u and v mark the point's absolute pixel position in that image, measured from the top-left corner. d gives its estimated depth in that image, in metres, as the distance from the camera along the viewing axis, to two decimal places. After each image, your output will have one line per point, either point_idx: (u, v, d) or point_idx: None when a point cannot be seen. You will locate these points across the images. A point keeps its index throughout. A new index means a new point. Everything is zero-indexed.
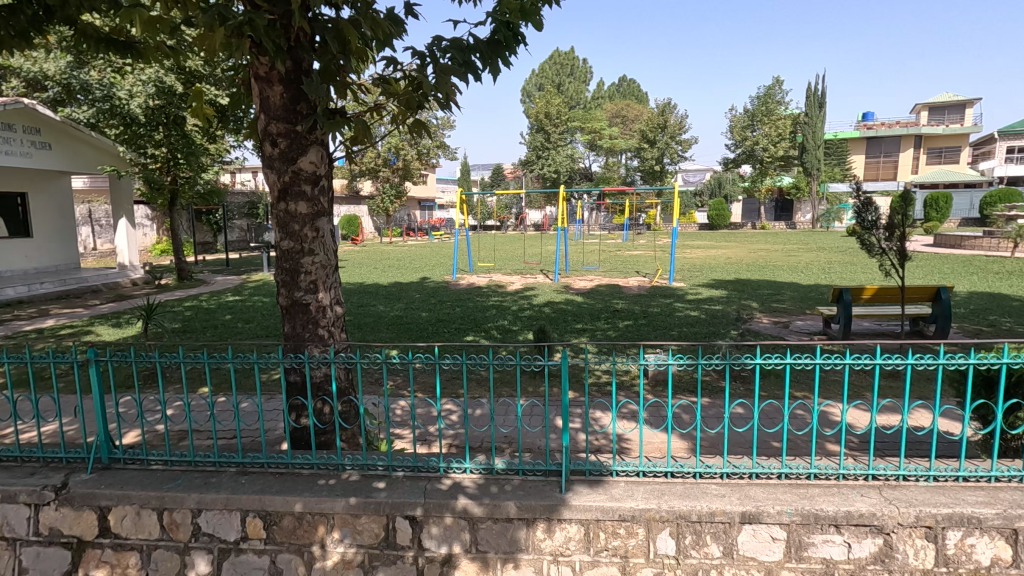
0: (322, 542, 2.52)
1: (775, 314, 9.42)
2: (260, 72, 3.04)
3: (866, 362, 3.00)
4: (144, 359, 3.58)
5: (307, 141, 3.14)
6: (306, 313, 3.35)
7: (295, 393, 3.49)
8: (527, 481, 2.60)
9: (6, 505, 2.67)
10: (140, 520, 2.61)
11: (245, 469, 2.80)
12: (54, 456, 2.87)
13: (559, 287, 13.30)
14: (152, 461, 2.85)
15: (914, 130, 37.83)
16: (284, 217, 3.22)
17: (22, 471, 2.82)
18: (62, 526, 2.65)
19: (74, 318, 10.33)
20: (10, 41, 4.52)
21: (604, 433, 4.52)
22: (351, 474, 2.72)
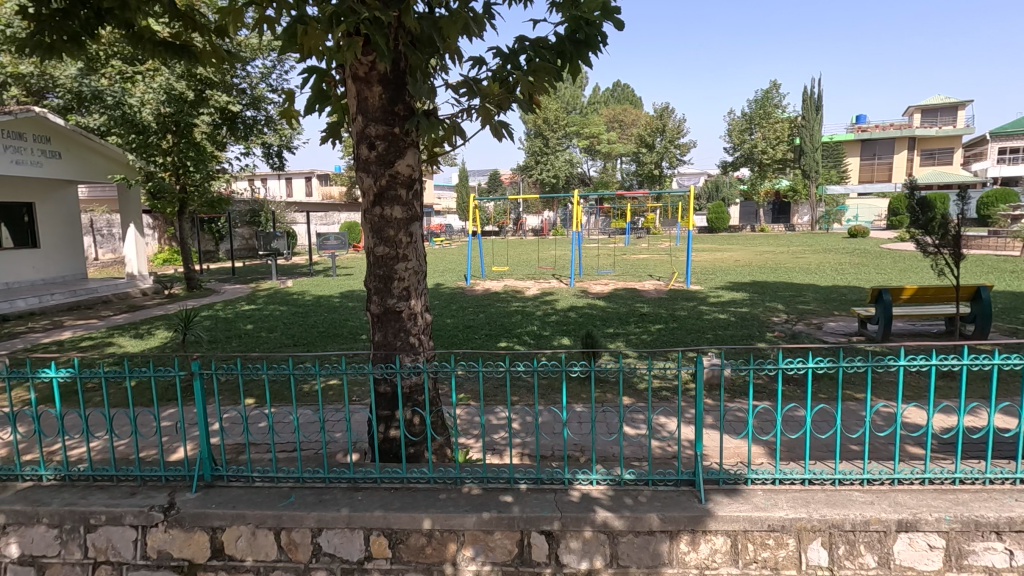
0: (453, 560, 2.43)
1: (805, 315, 9.40)
2: (358, 72, 2.93)
3: (1014, 362, 2.85)
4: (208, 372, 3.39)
5: (404, 144, 3.04)
6: (399, 321, 3.25)
7: (381, 403, 3.36)
8: (659, 492, 2.51)
9: (111, 527, 2.54)
10: (256, 540, 2.49)
11: (356, 484, 2.68)
12: (153, 474, 2.74)
13: (577, 291, 13.26)
14: (256, 477, 2.73)
15: (908, 132, 38.30)
16: (378, 222, 3.11)
17: (121, 491, 2.68)
18: (171, 549, 2.52)
19: (92, 330, 10.09)
20: (63, 46, 4.45)
21: (677, 439, 4.44)
22: (472, 487, 2.62)
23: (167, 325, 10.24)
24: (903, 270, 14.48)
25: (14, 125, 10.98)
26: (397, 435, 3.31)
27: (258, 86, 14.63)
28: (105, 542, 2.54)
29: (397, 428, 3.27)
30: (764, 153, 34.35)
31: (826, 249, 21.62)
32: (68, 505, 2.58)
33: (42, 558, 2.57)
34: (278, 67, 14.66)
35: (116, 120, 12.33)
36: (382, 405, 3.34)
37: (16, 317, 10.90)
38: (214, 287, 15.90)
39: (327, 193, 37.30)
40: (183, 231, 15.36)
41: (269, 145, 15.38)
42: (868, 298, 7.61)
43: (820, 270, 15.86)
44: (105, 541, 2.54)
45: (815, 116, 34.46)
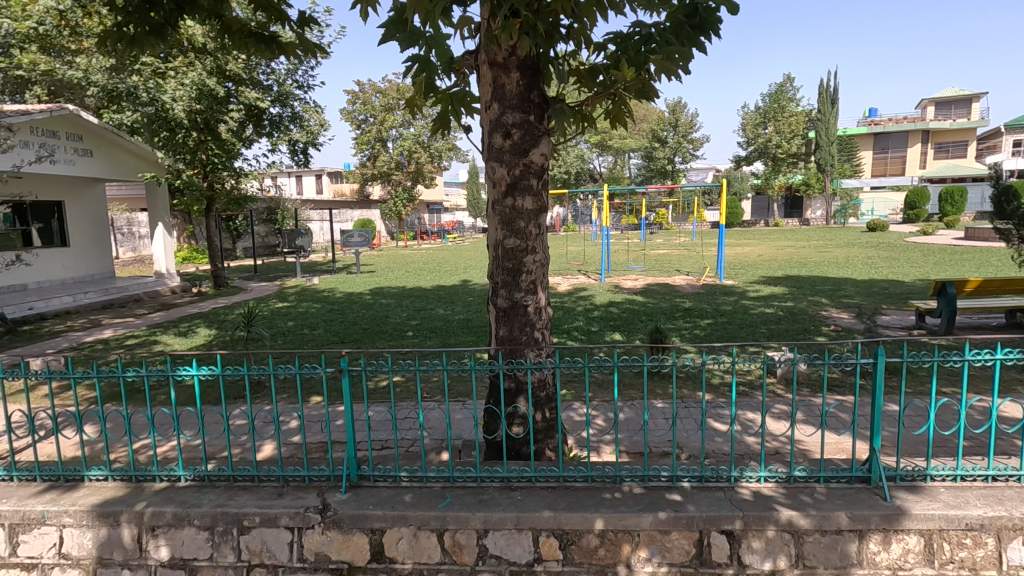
0: (627, 562, 2.34)
1: (854, 309, 9.28)
2: (496, 58, 2.84)
3: None
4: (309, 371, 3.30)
5: (539, 132, 2.93)
6: (525, 315, 3.15)
7: (503, 398, 3.27)
8: (834, 489, 2.43)
9: (265, 529, 2.47)
10: (418, 543, 2.41)
11: (509, 484, 2.60)
12: (296, 475, 2.66)
13: (610, 286, 13.17)
14: (402, 477, 2.65)
15: (922, 124, 38.02)
16: (510, 213, 3.01)
17: (267, 492, 2.61)
18: (329, 551, 2.44)
19: (132, 329, 10.03)
20: (146, 38, 4.30)
21: (775, 435, 4.34)
22: (633, 486, 2.55)
23: (207, 324, 10.18)
24: (937, 263, 14.34)
25: (48, 123, 10.89)
26: (521, 432, 3.21)
27: (286, 82, 14.57)
28: (260, 544, 2.47)
29: (522, 425, 3.19)
30: (778, 147, 34.12)
31: (850, 243, 21.38)
32: (220, 506, 2.51)
33: (193, 561, 2.50)
34: (305, 63, 14.61)
35: (148, 116, 12.18)
36: (505, 401, 3.24)
37: (53, 315, 10.84)
38: (240, 284, 15.85)
39: (338, 191, 37.19)
40: (210, 229, 15.32)
41: (295, 142, 15.26)
42: (930, 291, 7.49)
43: (850, 263, 15.73)
44: (259, 544, 2.46)
45: (830, 109, 34.22)
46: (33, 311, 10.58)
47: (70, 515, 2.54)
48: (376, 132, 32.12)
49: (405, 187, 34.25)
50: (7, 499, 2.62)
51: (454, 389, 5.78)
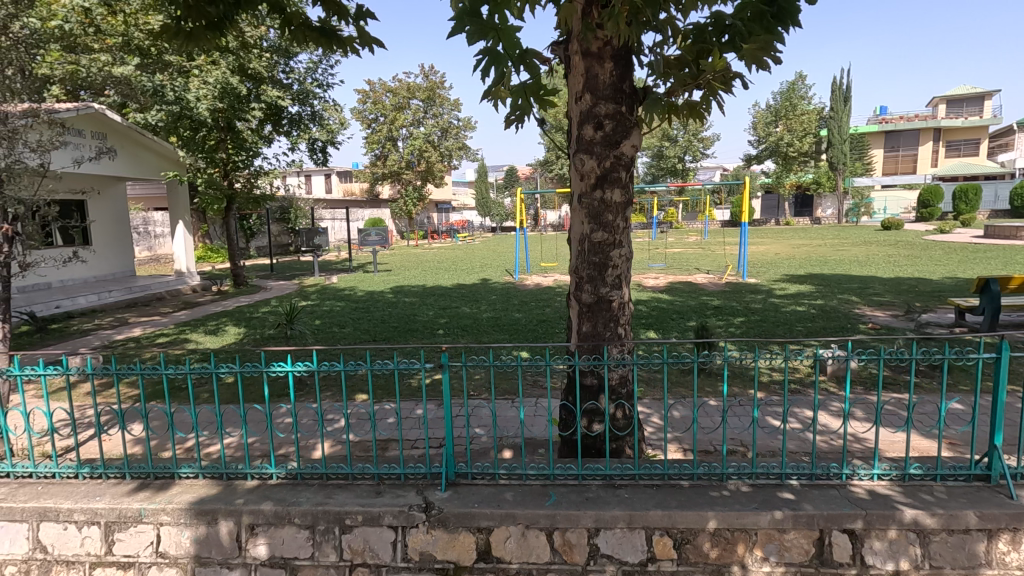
0: (743, 561, 2.28)
1: (887, 307, 9.19)
2: (590, 47, 2.77)
3: None
4: (385, 367, 3.27)
5: (630, 123, 2.88)
6: (610, 310, 3.10)
7: (584, 394, 3.22)
8: (952, 487, 2.37)
9: (368, 527, 2.43)
10: (526, 541, 2.36)
11: (611, 482, 2.56)
12: (392, 473, 2.62)
13: (632, 285, 13.10)
14: (501, 475, 2.61)
15: (934, 122, 37.77)
16: (598, 206, 2.96)
17: (364, 490, 2.58)
18: (434, 550, 2.40)
19: (160, 327, 10.03)
20: (202, 32, 4.31)
21: (840, 432, 4.28)
22: (741, 484, 2.49)
23: (234, 323, 10.18)
24: (962, 260, 14.21)
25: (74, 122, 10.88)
26: (604, 430, 3.15)
27: (306, 81, 14.57)
28: (363, 543, 2.42)
29: (605, 423, 3.14)
30: (790, 146, 33.97)
31: (867, 241, 21.23)
32: (320, 504, 2.47)
33: (294, 560, 2.46)
34: (324, 61, 14.62)
35: (172, 115, 12.25)
36: (588, 398, 3.19)
37: (79, 313, 10.85)
38: (259, 283, 15.85)
39: (348, 190, 37.23)
40: (229, 227, 15.33)
41: (314, 140, 15.24)
42: (973, 288, 7.39)
43: (871, 262, 15.62)
44: (363, 542, 2.42)
45: (843, 107, 34.02)
46: (60, 310, 10.60)
47: (168, 513, 2.50)
48: (386, 131, 32.16)
49: (415, 186, 34.17)
50: (100, 497, 2.59)
51: (500, 386, 5.74)
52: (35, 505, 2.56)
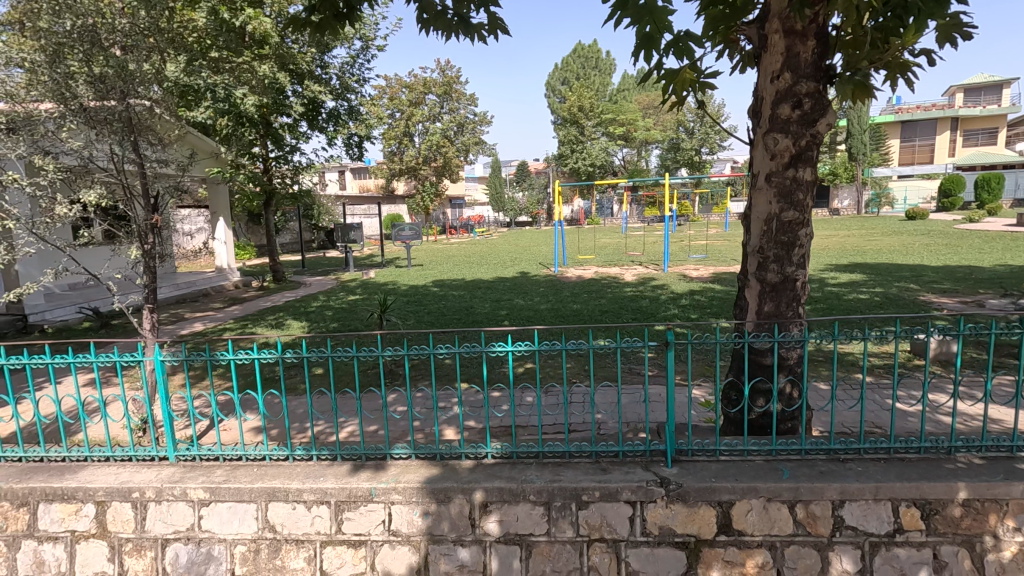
0: (994, 532, 2.31)
1: (951, 294, 9.18)
2: (792, 26, 2.77)
3: None
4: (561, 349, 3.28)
5: (828, 102, 2.87)
6: (794, 289, 3.11)
7: (757, 371, 3.19)
8: None
9: (605, 503, 2.45)
10: (768, 514, 2.38)
11: (836, 456, 2.57)
12: (610, 450, 2.65)
13: (677, 276, 13.13)
14: (721, 451, 2.63)
15: (951, 112, 37.55)
16: (790, 185, 2.96)
17: (588, 467, 2.60)
18: (674, 525, 2.42)
19: (220, 322, 10.08)
20: (328, 21, 4.46)
21: (972, 411, 4.32)
22: (971, 457, 2.50)
23: (294, 317, 10.23)
24: (1006, 249, 14.14)
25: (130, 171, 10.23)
26: (785, 408, 3.16)
27: (345, 75, 14.49)
28: (600, 519, 2.45)
29: (788, 400, 3.14)
30: None
31: (898, 231, 21.11)
32: (554, 481, 2.50)
33: (529, 536, 2.49)
34: (363, 56, 14.58)
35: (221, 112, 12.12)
36: (766, 377, 3.19)
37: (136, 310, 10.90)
38: (297, 278, 15.91)
39: (364, 187, 37.12)
40: (268, 223, 15.42)
41: (352, 135, 15.19)
42: None
43: (910, 251, 15.57)
44: (600, 518, 2.45)
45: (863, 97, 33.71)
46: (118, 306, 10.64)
47: (399, 492, 2.54)
48: (403, 127, 31.95)
49: (431, 181, 34.00)
50: (325, 478, 2.63)
51: (601, 373, 5.73)
52: (263, 485, 2.60)
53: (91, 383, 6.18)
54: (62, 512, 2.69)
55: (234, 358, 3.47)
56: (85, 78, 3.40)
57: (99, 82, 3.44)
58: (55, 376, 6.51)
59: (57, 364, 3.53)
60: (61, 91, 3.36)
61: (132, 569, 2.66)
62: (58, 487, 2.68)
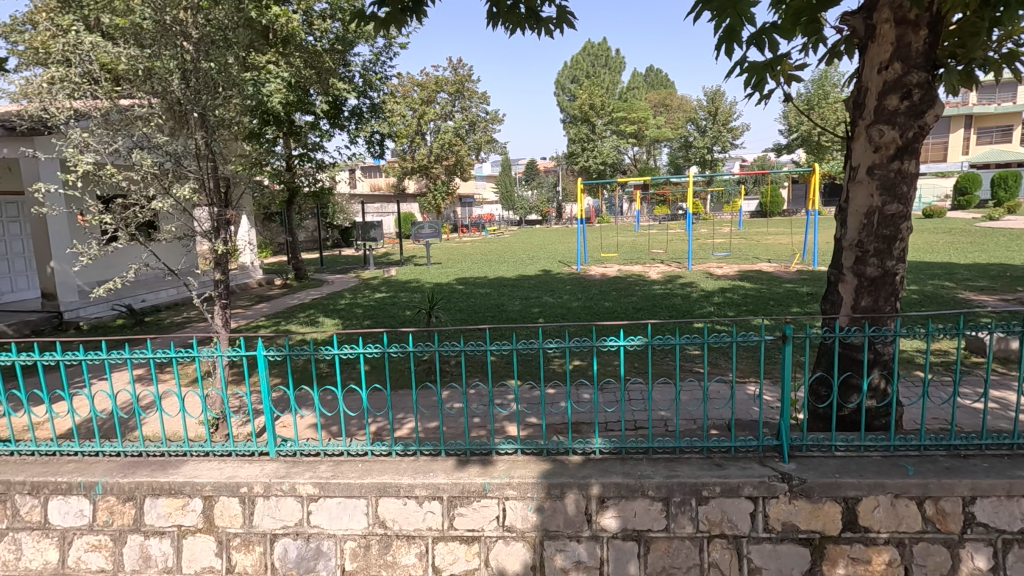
0: None
1: (989, 292, 9.11)
2: (904, 16, 2.74)
3: None
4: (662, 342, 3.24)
5: (937, 93, 2.82)
6: (893, 284, 3.07)
7: (851, 366, 3.13)
8: None
9: (726, 499, 2.42)
10: (896, 510, 2.34)
11: (956, 452, 2.52)
12: (722, 445, 2.62)
13: (703, 274, 13.08)
14: (836, 446, 2.59)
15: (965, 109, 37.30)
16: (894, 178, 2.92)
17: (701, 462, 2.57)
18: (798, 521, 2.39)
19: (251, 320, 10.07)
20: (399, 15, 4.39)
21: None
22: None
23: (325, 315, 10.23)
24: None
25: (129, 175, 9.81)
26: (882, 404, 3.11)
27: (369, 73, 14.35)
28: (721, 515, 2.42)
29: (885, 395, 3.09)
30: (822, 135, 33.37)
31: (918, 229, 20.92)
32: (672, 476, 2.47)
33: (648, 532, 2.46)
34: (385, 53, 14.45)
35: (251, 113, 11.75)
36: (860, 371, 3.14)
37: (165, 307, 10.89)
38: (318, 276, 15.93)
39: (375, 185, 37.12)
40: (289, 221, 15.43)
41: (374, 133, 15.13)
42: None
43: (935, 248, 15.46)
44: (721, 514, 2.42)
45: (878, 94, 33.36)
46: (147, 304, 10.62)
47: (514, 488, 2.51)
48: (415, 125, 31.81)
49: (443, 180, 33.95)
50: (435, 473, 2.61)
51: (654, 369, 5.67)
52: (374, 480, 2.58)
53: (139, 380, 6.18)
54: (169, 506, 2.68)
55: (340, 352, 3.34)
56: (178, 75, 3.48)
57: (190, 78, 3.53)
58: (102, 373, 6.52)
59: (133, 360, 3.50)
60: (157, 87, 3.45)
61: (239, 564, 2.65)
62: (165, 482, 2.67)
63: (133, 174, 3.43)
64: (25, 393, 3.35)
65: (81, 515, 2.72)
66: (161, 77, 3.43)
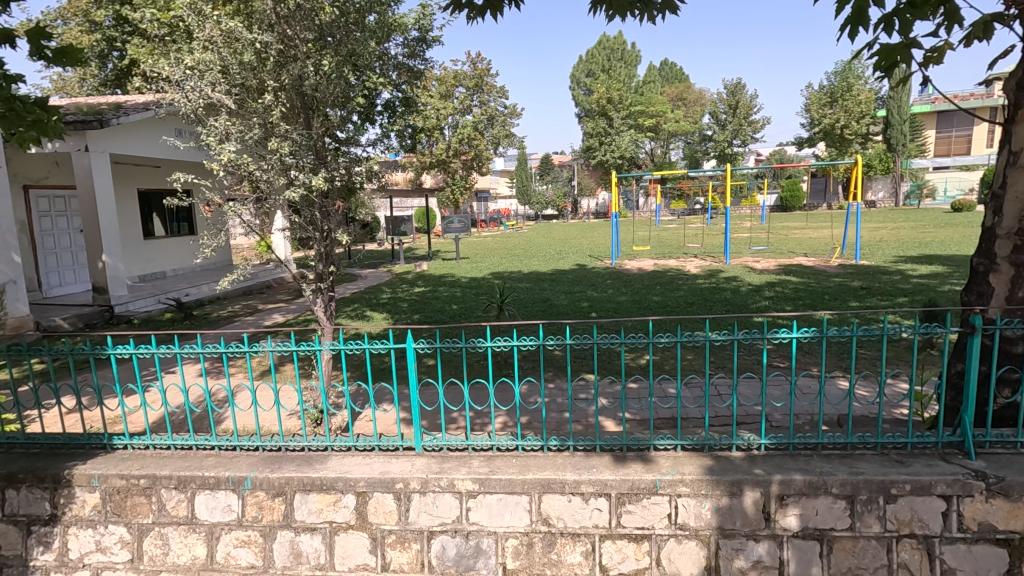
0: None
1: None
2: None
3: None
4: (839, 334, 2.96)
5: None
6: None
7: (1003, 360, 2.94)
8: None
9: (918, 496, 2.32)
10: None
11: None
12: (898, 442, 2.52)
13: (744, 268, 12.89)
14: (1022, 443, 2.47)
15: (993, 101, 36.20)
16: None
17: (879, 459, 2.47)
18: (995, 521, 2.29)
19: (297, 313, 10.01)
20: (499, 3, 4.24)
21: None
22: None
23: (371, 309, 10.16)
24: None
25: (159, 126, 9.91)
26: None
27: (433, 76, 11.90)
28: (912, 513, 2.32)
29: None
30: (845, 128, 32.65)
31: (950, 223, 20.46)
32: (856, 473, 2.36)
33: (831, 531, 2.36)
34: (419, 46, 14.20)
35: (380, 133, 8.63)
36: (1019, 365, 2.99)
37: (208, 302, 10.86)
38: (351, 271, 15.87)
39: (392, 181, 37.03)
40: None
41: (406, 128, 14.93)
42: None
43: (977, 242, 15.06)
44: (912, 513, 2.32)
45: None
46: (191, 299, 10.58)
47: (686, 484, 2.41)
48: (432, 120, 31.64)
49: (460, 175, 33.76)
50: (600, 469, 2.52)
51: (736, 364, 5.54)
52: (537, 476, 2.49)
53: (208, 374, 6.13)
54: (321, 502, 2.61)
55: (493, 344, 3.05)
56: (311, 66, 3.58)
57: (320, 69, 3.63)
58: (167, 366, 6.47)
59: (242, 354, 3.37)
60: (289, 80, 3.55)
61: (395, 562, 2.58)
62: (316, 477, 2.60)
63: (265, 164, 3.50)
64: (135, 385, 3.24)
65: (229, 511, 2.66)
66: (294, 67, 3.54)
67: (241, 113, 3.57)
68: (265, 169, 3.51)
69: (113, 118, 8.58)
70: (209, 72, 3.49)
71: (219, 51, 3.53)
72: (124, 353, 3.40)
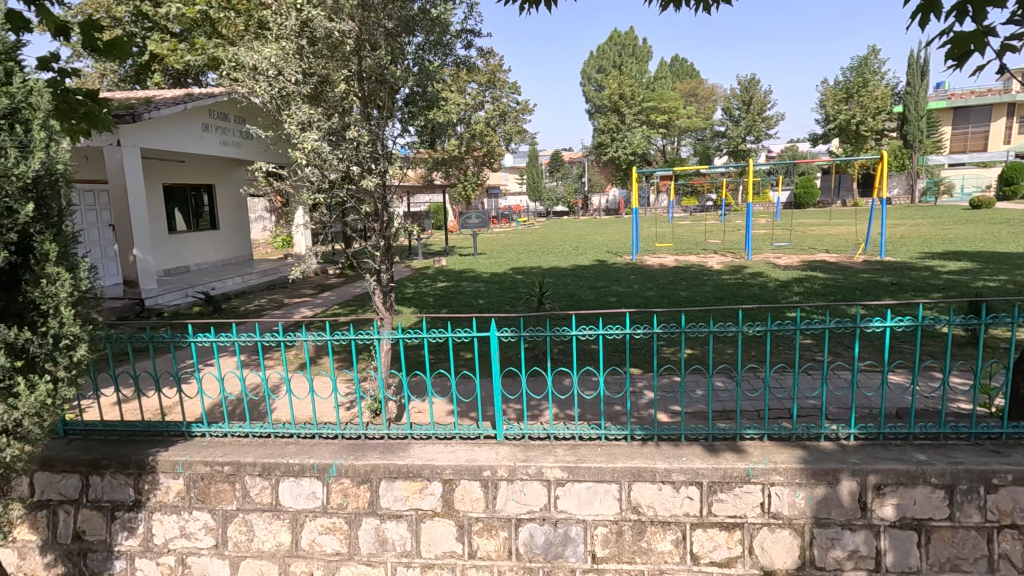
0: None
1: None
2: None
3: None
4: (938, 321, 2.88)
5: None
6: None
7: None
8: None
9: (1019, 487, 2.30)
10: None
11: None
12: (992, 432, 2.50)
13: (767, 264, 12.81)
14: None
15: (1010, 96, 35.24)
16: None
17: (974, 449, 2.45)
18: None
19: (324, 307, 10.03)
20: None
21: None
22: None
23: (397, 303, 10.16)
24: None
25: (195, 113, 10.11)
26: None
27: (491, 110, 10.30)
28: (1012, 503, 2.30)
29: None
30: (861, 124, 32.29)
31: (969, 220, 20.30)
32: (954, 463, 2.33)
33: (929, 521, 2.34)
34: None
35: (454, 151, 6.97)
36: None
37: (234, 296, 10.91)
38: None
39: None
40: None
41: None
42: None
43: (1001, 239, 14.91)
44: (1012, 502, 2.30)
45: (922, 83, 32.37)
46: (217, 293, 10.61)
47: (781, 473, 2.39)
48: None
49: (472, 171, 33.65)
50: (690, 458, 2.50)
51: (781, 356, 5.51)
52: (627, 464, 2.48)
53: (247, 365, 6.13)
54: (406, 490, 2.61)
55: (581, 332, 2.93)
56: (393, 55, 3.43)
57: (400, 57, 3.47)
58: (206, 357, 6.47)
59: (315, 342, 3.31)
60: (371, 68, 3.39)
61: (482, 549, 2.58)
62: (402, 464, 2.60)
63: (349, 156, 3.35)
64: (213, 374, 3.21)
65: (314, 498, 2.66)
66: (377, 54, 3.37)
67: (321, 102, 3.40)
68: (343, 158, 3.35)
69: (145, 112, 8.61)
70: (291, 59, 3.31)
71: (297, 36, 3.34)
72: (205, 341, 3.37)
